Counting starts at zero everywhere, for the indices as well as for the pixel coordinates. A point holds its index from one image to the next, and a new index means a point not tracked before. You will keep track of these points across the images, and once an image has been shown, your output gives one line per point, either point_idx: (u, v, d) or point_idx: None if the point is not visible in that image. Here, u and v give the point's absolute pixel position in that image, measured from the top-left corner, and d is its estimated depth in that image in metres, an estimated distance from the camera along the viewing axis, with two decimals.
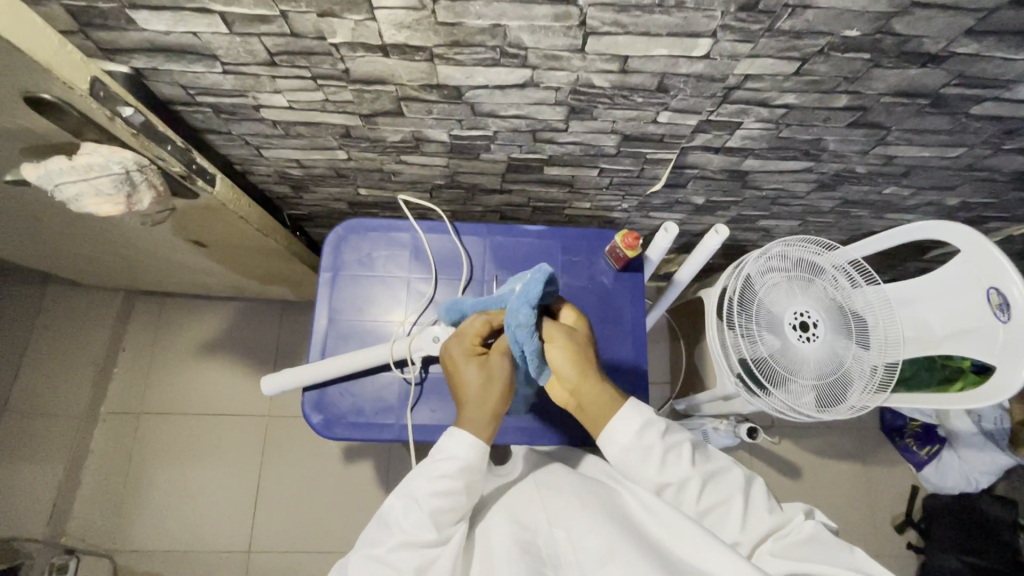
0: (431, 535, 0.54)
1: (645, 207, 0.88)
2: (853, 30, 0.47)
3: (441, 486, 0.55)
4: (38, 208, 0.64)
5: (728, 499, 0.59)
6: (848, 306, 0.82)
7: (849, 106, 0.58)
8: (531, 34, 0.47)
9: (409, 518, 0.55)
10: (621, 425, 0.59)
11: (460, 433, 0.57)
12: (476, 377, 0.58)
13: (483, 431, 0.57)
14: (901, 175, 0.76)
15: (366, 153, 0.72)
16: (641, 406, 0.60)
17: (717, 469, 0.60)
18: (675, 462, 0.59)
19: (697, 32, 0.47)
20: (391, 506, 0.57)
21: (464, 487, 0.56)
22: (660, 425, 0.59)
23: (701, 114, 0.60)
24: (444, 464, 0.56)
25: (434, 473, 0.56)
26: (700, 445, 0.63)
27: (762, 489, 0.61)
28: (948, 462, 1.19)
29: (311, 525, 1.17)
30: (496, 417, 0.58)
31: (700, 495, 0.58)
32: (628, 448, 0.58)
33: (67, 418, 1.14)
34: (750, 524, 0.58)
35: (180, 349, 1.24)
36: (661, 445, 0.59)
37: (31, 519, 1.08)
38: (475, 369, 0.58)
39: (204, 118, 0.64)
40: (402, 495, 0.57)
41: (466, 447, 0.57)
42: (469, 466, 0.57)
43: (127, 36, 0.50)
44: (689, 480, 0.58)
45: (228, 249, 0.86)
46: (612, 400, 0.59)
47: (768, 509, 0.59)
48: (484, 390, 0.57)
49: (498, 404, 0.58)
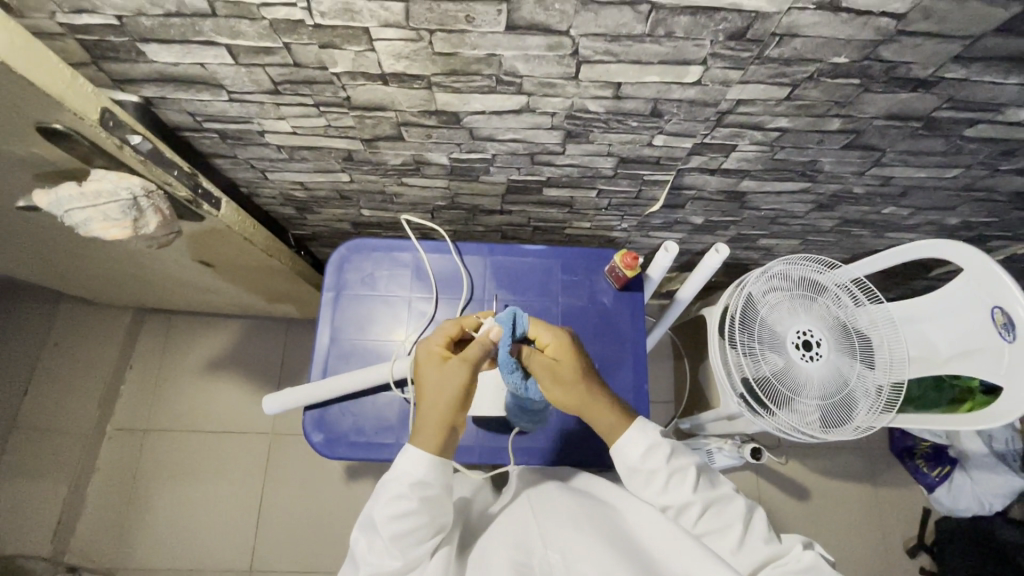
0: (397, 562, 0.54)
1: (645, 227, 0.89)
2: (842, 57, 0.48)
3: (394, 509, 0.55)
4: (49, 231, 0.66)
5: (727, 526, 0.58)
6: (852, 325, 0.82)
7: (842, 129, 0.59)
8: (525, 63, 0.49)
9: (374, 550, 0.55)
10: (629, 444, 0.60)
11: (413, 447, 0.58)
12: (431, 382, 0.59)
13: (429, 441, 0.58)
14: (899, 196, 0.76)
15: (369, 176, 0.73)
16: (648, 426, 0.62)
17: (719, 496, 0.60)
18: (678, 486, 0.59)
19: (687, 60, 0.48)
20: (357, 540, 0.57)
21: (419, 503, 0.56)
22: (664, 447, 0.61)
23: (696, 137, 0.61)
24: (396, 483, 0.56)
25: (385, 497, 0.56)
26: (707, 471, 0.63)
27: (763, 519, 0.60)
28: (959, 484, 1.15)
29: (313, 545, 1.16)
30: (443, 426, 0.58)
31: (699, 520, 0.59)
32: (634, 468, 0.60)
33: (74, 434, 1.15)
34: (745, 553, 0.57)
35: (185, 367, 1.25)
36: (665, 469, 0.60)
37: (36, 536, 1.09)
38: (433, 374, 0.59)
39: (211, 143, 0.66)
40: (366, 529, 0.57)
41: (417, 463, 0.57)
42: (421, 480, 0.57)
43: (137, 68, 0.52)
44: (689, 504, 0.59)
45: (234, 269, 0.88)
46: (614, 420, 0.62)
47: (765, 538, 0.57)
48: (439, 396, 0.58)
49: (445, 411, 0.58)
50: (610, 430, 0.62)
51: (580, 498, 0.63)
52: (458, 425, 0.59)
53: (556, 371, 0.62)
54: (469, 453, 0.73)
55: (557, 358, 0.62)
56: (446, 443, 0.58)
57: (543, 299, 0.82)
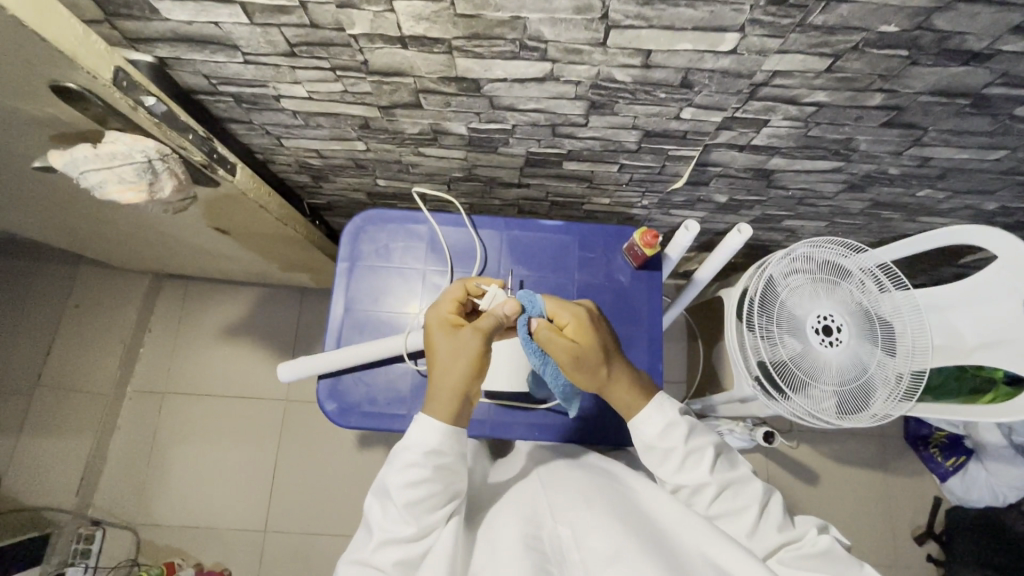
0: (410, 529, 0.55)
1: (666, 204, 0.87)
2: (891, 25, 0.45)
3: (408, 477, 0.55)
4: (67, 192, 0.66)
5: (743, 509, 0.58)
6: (875, 311, 0.79)
7: (883, 105, 0.56)
8: (551, 27, 0.46)
9: (388, 516, 0.56)
10: (645, 421, 0.61)
11: (426, 418, 0.57)
12: (441, 350, 0.59)
13: (444, 410, 0.57)
14: (936, 178, 0.72)
15: (385, 145, 0.71)
16: (666, 403, 0.62)
17: (737, 478, 0.60)
18: (694, 465, 0.60)
19: (724, 26, 0.45)
20: (370, 505, 0.58)
21: (432, 470, 0.56)
22: (682, 426, 0.60)
23: (726, 111, 0.58)
24: (409, 452, 0.56)
25: (398, 464, 0.56)
26: (726, 452, 0.62)
27: (780, 505, 0.60)
28: (974, 473, 1.15)
29: (325, 509, 1.19)
30: (457, 395, 0.57)
31: (714, 501, 0.59)
32: (650, 445, 0.61)
33: (95, 394, 1.18)
34: (758, 537, 0.57)
35: (203, 333, 1.27)
36: (682, 449, 0.59)
37: (63, 489, 1.13)
38: (442, 340, 0.59)
39: (226, 107, 0.64)
40: (381, 495, 0.58)
41: (431, 431, 0.57)
42: (437, 449, 0.56)
43: (151, 26, 0.50)
44: (705, 485, 0.59)
45: (249, 236, 0.88)
46: (632, 398, 0.62)
47: (778, 526, 0.57)
48: (452, 365, 0.58)
49: (458, 380, 0.57)
50: (628, 408, 0.62)
51: (592, 474, 0.64)
52: (472, 395, 0.59)
53: (579, 352, 0.60)
54: (480, 425, 0.74)
55: (578, 340, 0.60)
56: (459, 412, 0.58)
57: (559, 275, 0.81)
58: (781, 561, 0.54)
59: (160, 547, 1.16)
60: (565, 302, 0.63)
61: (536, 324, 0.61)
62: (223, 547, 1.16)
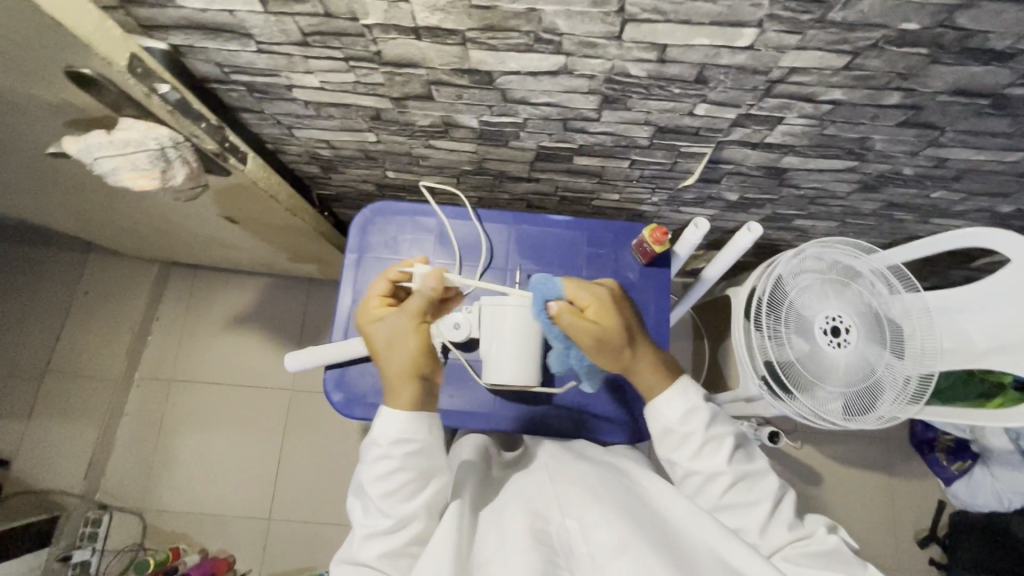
0: (387, 521, 0.56)
1: (676, 201, 0.86)
2: (912, 23, 0.44)
3: (381, 468, 0.57)
4: (80, 179, 0.67)
5: (754, 503, 0.58)
6: (884, 313, 0.78)
7: (901, 104, 0.55)
8: (566, 20, 0.46)
9: (368, 513, 0.58)
10: (667, 404, 0.62)
11: (390, 411, 0.59)
12: (382, 342, 0.63)
13: (406, 396, 0.60)
14: (951, 179, 0.71)
15: (395, 136, 0.71)
16: (690, 389, 0.63)
17: (753, 471, 0.60)
18: (711, 453, 0.60)
19: (741, 22, 0.45)
20: (351, 506, 0.60)
21: (402, 458, 0.58)
22: (704, 412, 0.61)
23: (741, 108, 0.57)
24: (377, 445, 0.58)
25: (370, 459, 0.58)
26: (744, 444, 0.63)
27: (792, 503, 0.60)
28: (979, 478, 1.13)
29: (330, 499, 1.20)
30: (413, 377, 0.60)
31: (726, 492, 0.59)
32: (669, 428, 0.62)
33: (104, 379, 1.19)
34: (767, 532, 0.57)
35: (211, 321, 1.27)
36: (701, 435, 0.60)
37: (71, 473, 1.15)
38: (380, 334, 0.63)
39: (238, 96, 0.64)
40: (360, 493, 0.59)
41: (392, 420, 0.59)
42: (401, 437, 0.58)
43: (165, 14, 0.50)
44: (719, 474, 0.59)
45: (259, 226, 0.88)
46: (653, 380, 0.63)
47: (788, 524, 0.57)
48: (397, 351, 0.61)
49: (406, 362, 0.61)
50: (651, 390, 0.64)
51: (601, 468, 0.63)
52: (428, 374, 0.62)
53: (602, 335, 0.61)
54: (486, 419, 0.74)
55: (599, 322, 0.62)
56: (422, 394, 0.61)
57: (566, 271, 0.81)
58: (787, 557, 0.54)
59: (166, 532, 1.17)
60: (585, 284, 0.64)
61: (558, 306, 0.62)
62: (228, 533, 1.17)
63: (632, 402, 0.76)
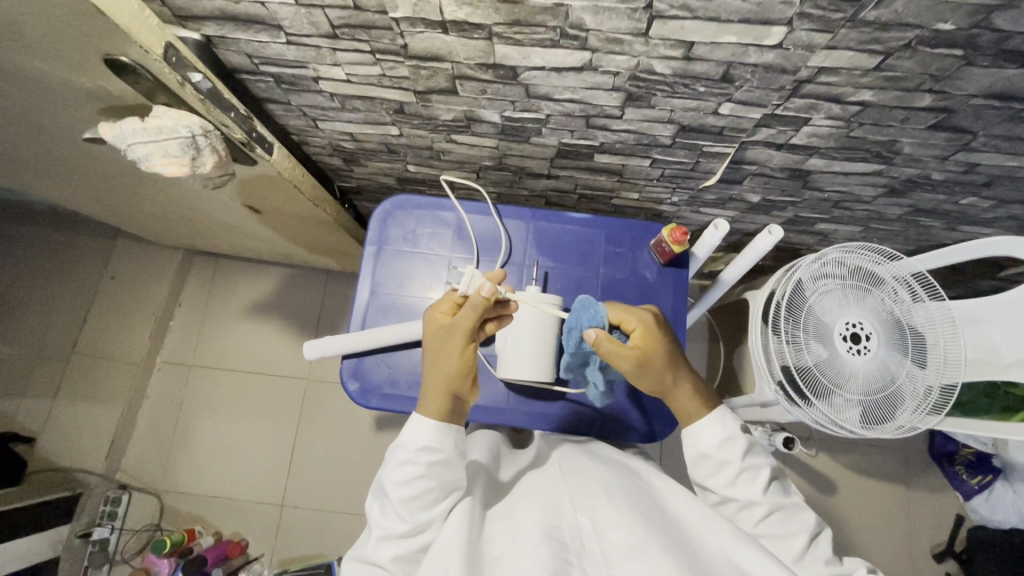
0: (405, 526, 0.58)
1: (696, 202, 0.86)
2: (947, 23, 0.43)
3: (404, 473, 0.59)
4: (111, 165, 0.68)
5: (790, 535, 0.58)
6: (907, 321, 0.77)
7: (933, 107, 0.54)
8: (593, 15, 0.46)
9: (387, 517, 0.60)
10: (704, 430, 0.63)
11: (421, 417, 0.61)
12: (432, 350, 0.62)
13: (433, 407, 0.61)
14: (981, 185, 0.70)
15: (418, 130, 0.72)
16: (728, 417, 0.64)
17: (790, 503, 0.60)
18: (748, 482, 0.61)
19: (770, 20, 0.45)
20: (372, 506, 0.63)
21: (425, 466, 0.59)
22: (741, 442, 0.62)
23: (766, 108, 0.57)
24: (405, 450, 0.60)
25: (396, 463, 0.60)
26: (780, 477, 0.63)
27: (829, 539, 0.60)
28: (1000, 494, 1.09)
29: (341, 488, 1.21)
30: (443, 391, 0.61)
31: (761, 521, 0.60)
32: (705, 454, 0.63)
33: (127, 363, 1.23)
34: (803, 563, 0.56)
35: (230, 309, 1.30)
36: (738, 463, 0.61)
37: (92, 453, 1.18)
38: (433, 341, 0.62)
39: (266, 87, 0.66)
40: (380, 496, 0.62)
41: (422, 429, 0.60)
42: (429, 445, 0.59)
43: (200, 4, 0.51)
44: (755, 503, 0.60)
45: (280, 216, 0.89)
46: (691, 406, 0.64)
47: (826, 559, 0.57)
48: (443, 365, 0.61)
49: (447, 380, 0.61)
50: (689, 414, 0.65)
51: (614, 470, 0.64)
52: (462, 393, 0.62)
53: (645, 358, 0.62)
54: (498, 413, 0.74)
55: (643, 347, 0.62)
56: (449, 410, 0.61)
57: (583, 268, 0.81)
58: None
59: (181, 514, 1.20)
60: (631, 309, 0.65)
61: (594, 335, 0.61)
62: (241, 517, 1.20)
63: (644, 401, 0.76)
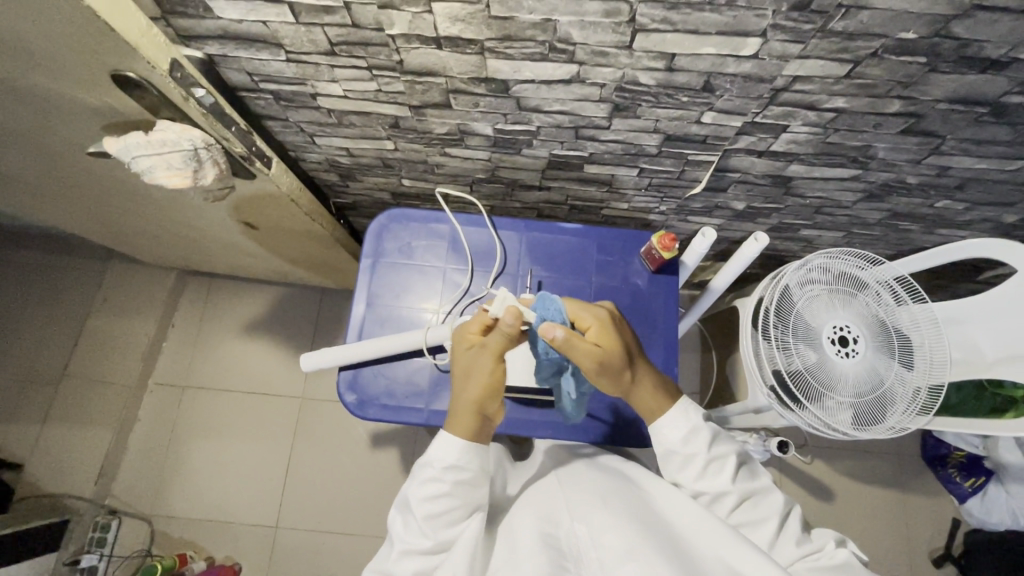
0: (428, 542, 0.58)
1: (684, 210, 0.88)
2: (910, 32, 0.46)
3: (429, 491, 0.59)
4: (110, 182, 0.70)
5: (762, 520, 0.60)
6: (892, 323, 0.79)
7: (901, 112, 0.57)
8: (579, 30, 0.49)
9: (408, 529, 0.60)
10: (668, 427, 0.63)
11: (448, 434, 0.60)
12: (462, 370, 0.61)
13: (461, 427, 0.60)
14: (955, 188, 0.73)
15: (413, 144, 0.74)
16: (690, 409, 0.64)
17: (757, 488, 0.62)
18: (716, 472, 0.62)
19: (746, 31, 0.47)
20: (394, 518, 0.62)
21: (452, 486, 0.59)
22: (705, 433, 0.63)
23: (746, 115, 0.60)
24: (431, 468, 0.60)
25: (421, 479, 0.60)
26: (746, 462, 0.65)
27: (798, 518, 0.61)
28: (993, 495, 1.11)
29: (337, 508, 1.20)
30: (473, 412, 0.60)
31: (733, 511, 0.61)
32: (671, 449, 0.63)
33: (120, 384, 1.22)
34: (777, 548, 0.58)
35: (224, 329, 1.30)
36: (705, 455, 0.62)
37: (82, 478, 1.16)
38: (463, 361, 0.61)
39: (265, 104, 0.68)
40: (403, 509, 0.62)
41: (449, 448, 0.60)
42: (455, 465, 0.59)
43: (203, 24, 0.54)
44: (726, 493, 0.61)
45: (276, 232, 0.90)
46: (657, 402, 0.64)
47: (796, 539, 0.58)
48: (473, 386, 0.60)
49: (476, 401, 0.60)
50: (653, 413, 0.64)
51: (609, 477, 0.64)
52: (491, 414, 0.61)
53: (605, 357, 0.60)
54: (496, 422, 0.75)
55: (603, 344, 0.61)
56: (477, 430, 0.60)
57: (576, 277, 0.82)
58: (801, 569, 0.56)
59: (173, 539, 1.18)
60: (586, 306, 0.64)
61: (557, 332, 0.58)
62: (234, 541, 1.17)
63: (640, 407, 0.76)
